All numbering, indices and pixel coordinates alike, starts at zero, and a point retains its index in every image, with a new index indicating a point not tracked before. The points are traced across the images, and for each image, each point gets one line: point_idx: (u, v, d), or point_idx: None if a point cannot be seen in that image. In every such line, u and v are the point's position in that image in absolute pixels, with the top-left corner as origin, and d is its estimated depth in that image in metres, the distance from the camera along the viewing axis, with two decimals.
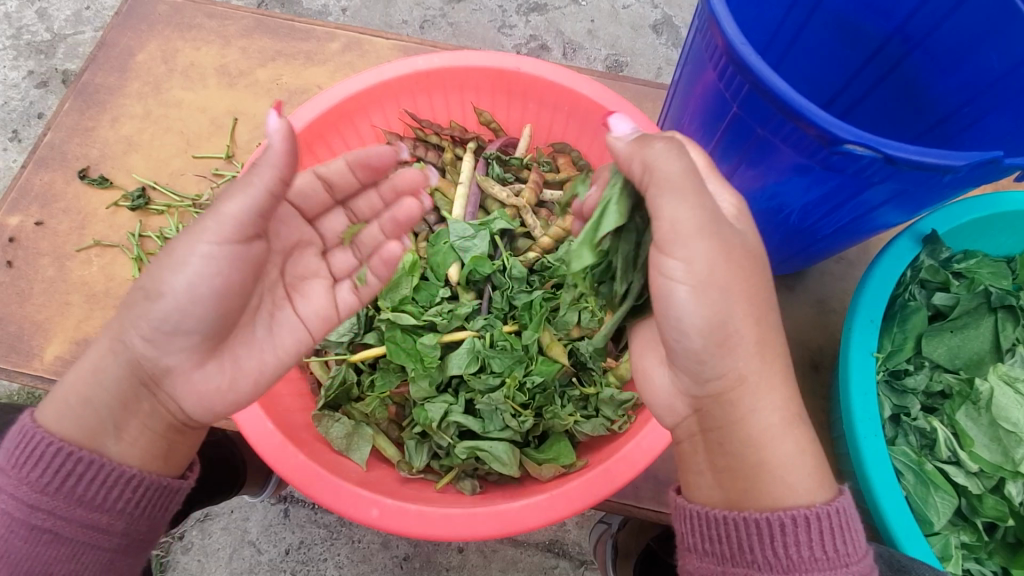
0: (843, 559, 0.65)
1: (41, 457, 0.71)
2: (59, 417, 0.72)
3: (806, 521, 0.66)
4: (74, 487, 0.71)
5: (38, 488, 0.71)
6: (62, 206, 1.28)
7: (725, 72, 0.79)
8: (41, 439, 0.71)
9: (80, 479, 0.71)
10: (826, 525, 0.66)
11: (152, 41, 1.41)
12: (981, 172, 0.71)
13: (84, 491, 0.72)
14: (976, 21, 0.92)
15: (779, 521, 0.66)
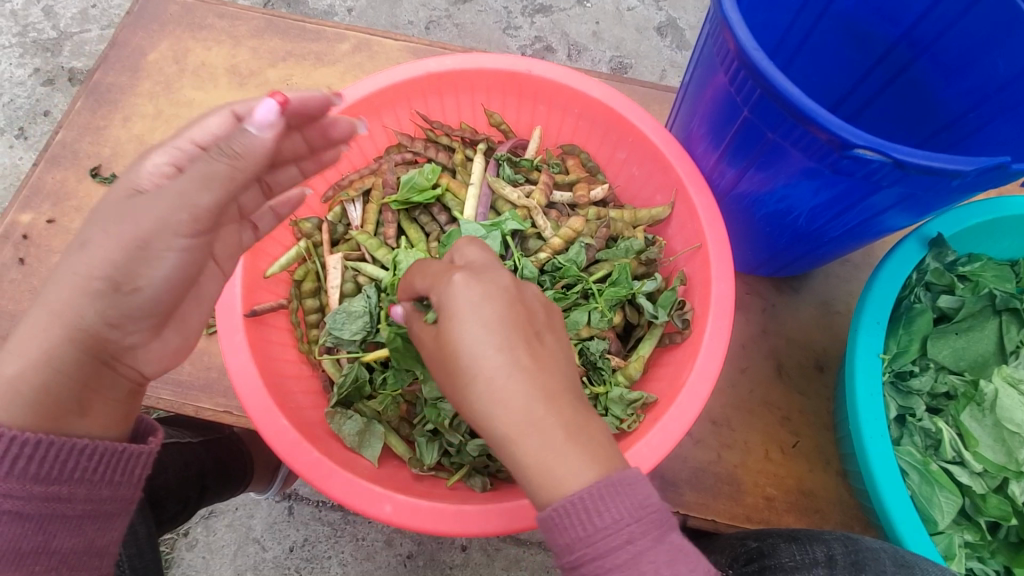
0: (593, 532, 0.57)
1: None
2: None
3: (585, 498, 0.57)
4: (26, 470, 0.65)
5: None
6: (74, 204, 1.29)
7: (737, 76, 0.80)
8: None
9: (31, 459, 0.65)
10: (603, 493, 0.58)
11: (163, 41, 1.42)
12: (989, 176, 0.72)
13: (41, 469, 0.66)
14: (983, 27, 0.93)
15: (573, 504, 0.58)
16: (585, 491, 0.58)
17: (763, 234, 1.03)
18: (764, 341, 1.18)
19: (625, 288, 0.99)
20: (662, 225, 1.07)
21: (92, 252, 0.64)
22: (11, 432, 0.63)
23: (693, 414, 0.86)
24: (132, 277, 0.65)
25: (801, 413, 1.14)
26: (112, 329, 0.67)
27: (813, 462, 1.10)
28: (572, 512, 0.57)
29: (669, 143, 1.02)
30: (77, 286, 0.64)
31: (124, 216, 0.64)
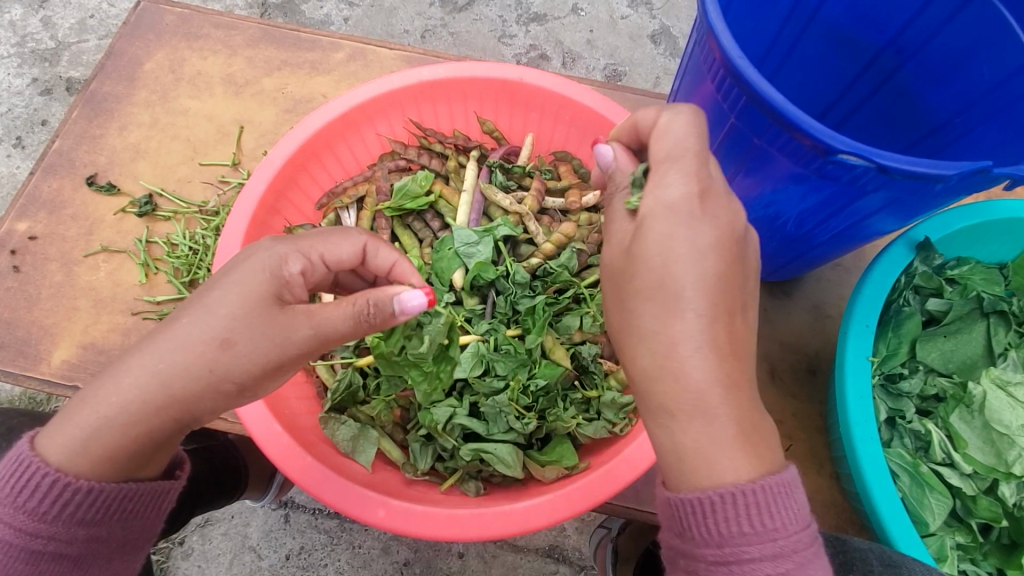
0: (773, 534, 0.60)
1: (37, 487, 0.69)
2: (66, 454, 0.70)
3: (733, 500, 0.60)
4: (71, 513, 0.70)
5: (35, 516, 0.69)
6: (70, 212, 1.30)
7: (723, 84, 0.81)
8: (36, 469, 0.69)
9: (77, 504, 0.70)
10: (755, 502, 0.60)
11: (160, 50, 1.43)
12: (970, 181, 0.73)
13: (82, 512, 0.70)
14: (969, 35, 0.97)
15: (709, 502, 0.61)
16: (754, 493, 0.60)
17: (753, 239, 1.05)
18: (756, 345, 1.19)
19: None
20: None
21: (236, 363, 0.71)
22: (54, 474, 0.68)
23: None
24: (253, 387, 0.75)
25: (794, 416, 1.14)
26: (212, 413, 0.75)
27: (806, 465, 1.11)
28: (748, 516, 0.60)
29: None
30: (208, 386, 0.71)
31: (276, 338, 0.71)
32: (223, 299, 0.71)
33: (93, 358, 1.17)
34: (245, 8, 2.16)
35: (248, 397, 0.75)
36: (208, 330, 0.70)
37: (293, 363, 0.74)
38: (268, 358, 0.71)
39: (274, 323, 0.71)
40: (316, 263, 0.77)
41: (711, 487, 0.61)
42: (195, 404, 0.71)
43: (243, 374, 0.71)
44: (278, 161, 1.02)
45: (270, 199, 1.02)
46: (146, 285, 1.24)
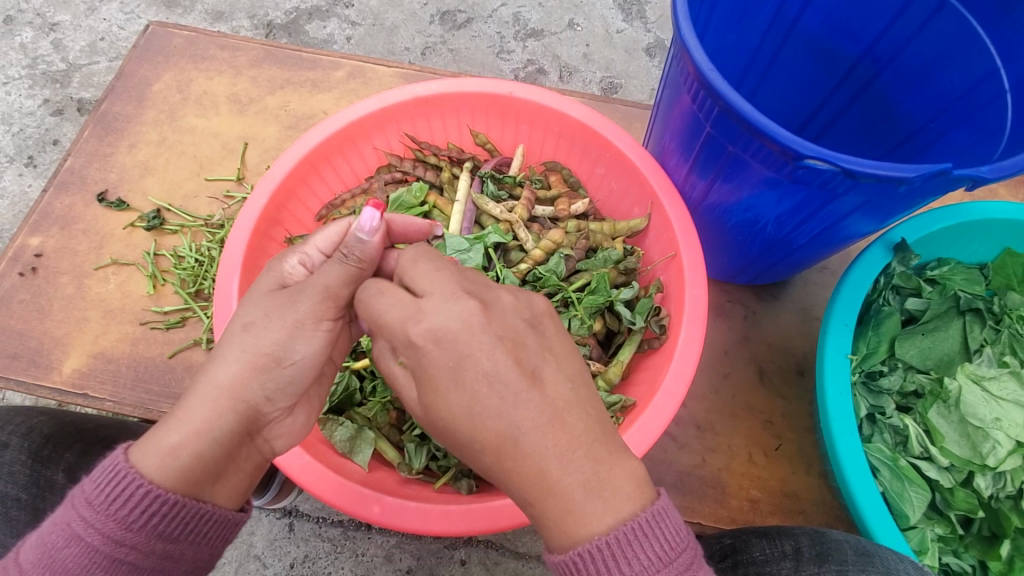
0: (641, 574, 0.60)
1: (130, 497, 0.67)
2: (152, 460, 0.68)
3: (591, 556, 0.60)
4: (155, 525, 0.68)
5: (123, 525, 0.67)
6: (81, 227, 1.35)
7: (698, 96, 0.85)
8: (130, 479, 0.67)
9: (162, 517, 0.68)
10: (628, 543, 0.60)
11: (168, 72, 1.50)
12: (933, 183, 0.77)
13: (166, 528, 0.68)
14: (939, 41, 1.01)
15: (572, 563, 0.61)
16: (608, 545, 0.60)
17: (736, 243, 1.08)
18: (745, 346, 1.22)
19: (603, 296, 1.03)
20: (640, 235, 1.12)
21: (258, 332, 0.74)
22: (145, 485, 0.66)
23: (668, 414, 0.90)
24: (272, 359, 0.73)
25: (783, 416, 1.17)
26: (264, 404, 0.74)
27: (795, 464, 1.13)
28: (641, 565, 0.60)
29: (642, 158, 1.08)
30: (258, 372, 0.73)
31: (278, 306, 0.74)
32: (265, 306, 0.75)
33: (102, 367, 1.22)
34: (251, 29, 2.23)
35: (285, 370, 0.74)
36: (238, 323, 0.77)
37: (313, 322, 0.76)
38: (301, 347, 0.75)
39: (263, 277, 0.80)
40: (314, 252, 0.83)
41: (576, 546, 0.61)
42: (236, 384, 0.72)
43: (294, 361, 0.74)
44: (278, 175, 1.07)
45: (271, 211, 1.07)
46: (155, 296, 1.29)
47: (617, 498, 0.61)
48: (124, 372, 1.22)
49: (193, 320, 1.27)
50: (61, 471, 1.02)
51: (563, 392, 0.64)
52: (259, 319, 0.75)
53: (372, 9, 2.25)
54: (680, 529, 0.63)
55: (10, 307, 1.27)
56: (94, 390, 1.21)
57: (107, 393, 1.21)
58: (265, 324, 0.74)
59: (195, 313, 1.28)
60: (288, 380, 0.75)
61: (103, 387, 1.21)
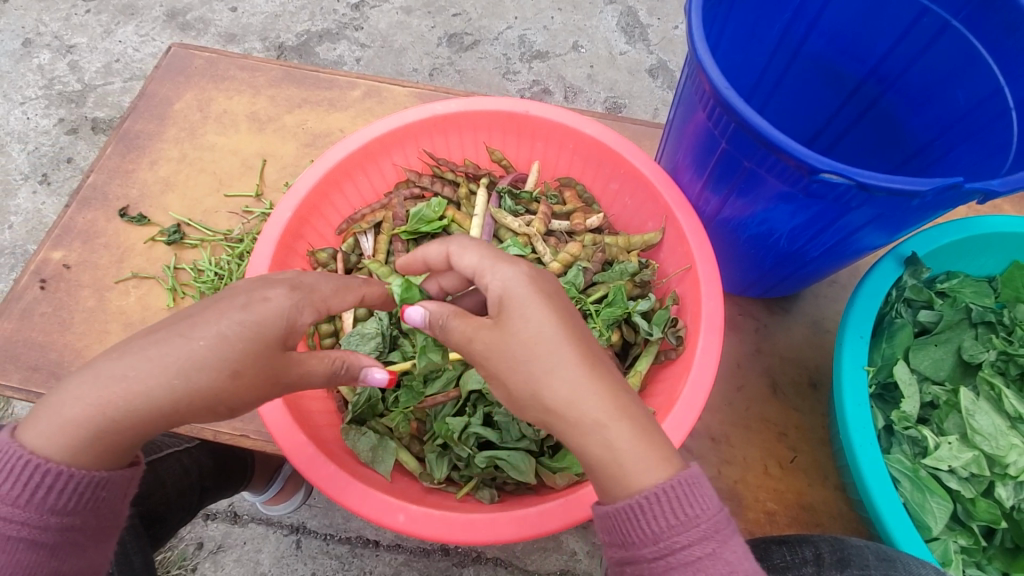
0: (695, 522, 0.65)
1: (8, 472, 0.71)
2: (43, 440, 0.71)
3: (657, 498, 0.65)
4: (46, 501, 0.72)
5: (6, 502, 0.70)
6: (103, 241, 1.37)
7: (714, 113, 0.88)
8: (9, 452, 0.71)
9: (54, 492, 0.72)
10: (684, 495, 0.65)
11: (188, 91, 1.53)
12: (945, 197, 0.79)
13: (56, 501, 0.72)
14: (943, 61, 1.03)
15: (636, 505, 0.66)
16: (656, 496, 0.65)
17: (749, 256, 1.11)
18: (758, 360, 1.23)
19: (620, 308, 1.06)
20: (654, 249, 1.14)
21: (232, 389, 0.73)
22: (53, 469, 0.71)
23: (689, 424, 0.91)
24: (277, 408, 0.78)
25: (797, 429, 1.17)
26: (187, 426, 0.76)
27: (811, 477, 1.13)
28: (648, 519, 0.66)
29: (657, 174, 1.10)
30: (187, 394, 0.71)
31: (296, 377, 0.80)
32: (217, 317, 0.73)
33: None
34: (263, 50, 2.29)
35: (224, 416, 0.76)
36: (243, 402, 0.75)
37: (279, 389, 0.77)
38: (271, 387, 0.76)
39: (309, 365, 0.81)
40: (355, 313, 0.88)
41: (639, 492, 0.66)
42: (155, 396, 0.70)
43: (239, 401, 0.75)
44: (302, 190, 1.10)
45: (294, 225, 1.09)
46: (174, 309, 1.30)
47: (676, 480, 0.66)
48: None
49: None
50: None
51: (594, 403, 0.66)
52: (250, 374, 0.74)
53: (382, 31, 2.31)
54: (711, 497, 0.67)
55: (32, 320, 1.29)
56: None
57: None
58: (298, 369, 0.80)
59: None
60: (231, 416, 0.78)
61: None
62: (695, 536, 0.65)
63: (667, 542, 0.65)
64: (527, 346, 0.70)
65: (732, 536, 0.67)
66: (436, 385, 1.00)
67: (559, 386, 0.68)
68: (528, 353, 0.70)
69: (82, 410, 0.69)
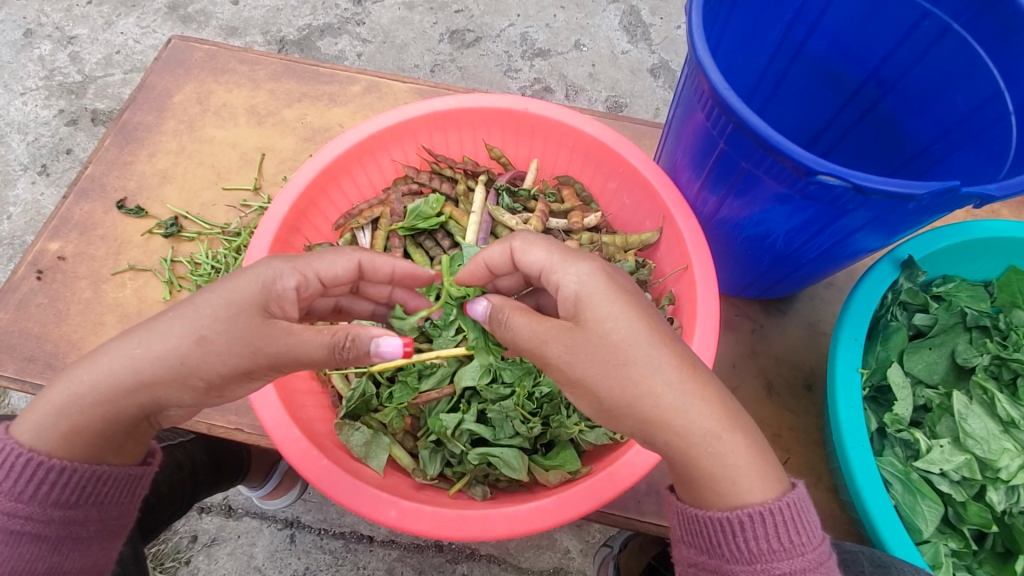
0: (799, 549, 0.69)
1: (12, 467, 0.77)
2: (39, 433, 0.77)
3: (763, 518, 0.69)
4: (47, 494, 0.78)
5: (10, 496, 0.77)
6: (100, 233, 1.37)
7: (712, 113, 0.88)
8: (11, 455, 0.77)
9: (52, 485, 0.78)
10: (791, 517, 0.69)
11: (188, 84, 1.53)
12: (941, 200, 0.79)
13: (58, 495, 0.78)
14: (943, 65, 1.03)
15: (738, 520, 0.69)
16: (760, 516, 0.69)
17: (746, 257, 1.11)
18: (753, 361, 1.23)
19: None
20: (652, 248, 1.15)
21: (208, 358, 0.75)
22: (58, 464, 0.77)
23: None
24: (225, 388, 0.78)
25: (791, 430, 1.17)
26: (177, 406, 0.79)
27: (805, 478, 1.14)
28: (745, 537, 0.70)
29: (656, 174, 1.10)
30: (175, 374, 0.75)
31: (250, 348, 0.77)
32: (210, 299, 0.77)
33: None
34: (264, 44, 2.28)
35: (212, 395, 0.78)
36: (219, 372, 0.76)
37: (262, 367, 0.78)
38: (240, 363, 0.76)
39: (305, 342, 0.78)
40: (311, 280, 0.85)
41: (742, 508, 0.70)
42: (154, 381, 0.75)
43: (213, 371, 0.76)
44: (300, 185, 1.10)
45: (292, 219, 1.09)
46: (170, 302, 1.30)
47: (763, 481, 0.71)
48: None
49: None
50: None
51: None
52: (217, 344, 0.75)
53: (383, 27, 2.30)
54: (813, 526, 0.71)
55: (28, 310, 1.29)
56: None
57: None
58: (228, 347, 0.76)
59: None
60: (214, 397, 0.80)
61: None
62: (796, 562, 0.69)
63: (764, 563, 0.69)
64: (613, 350, 0.73)
65: (829, 566, 0.71)
66: (430, 381, 1.01)
67: (660, 390, 0.71)
68: (616, 357, 0.72)
69: (82, 405, 0.76)
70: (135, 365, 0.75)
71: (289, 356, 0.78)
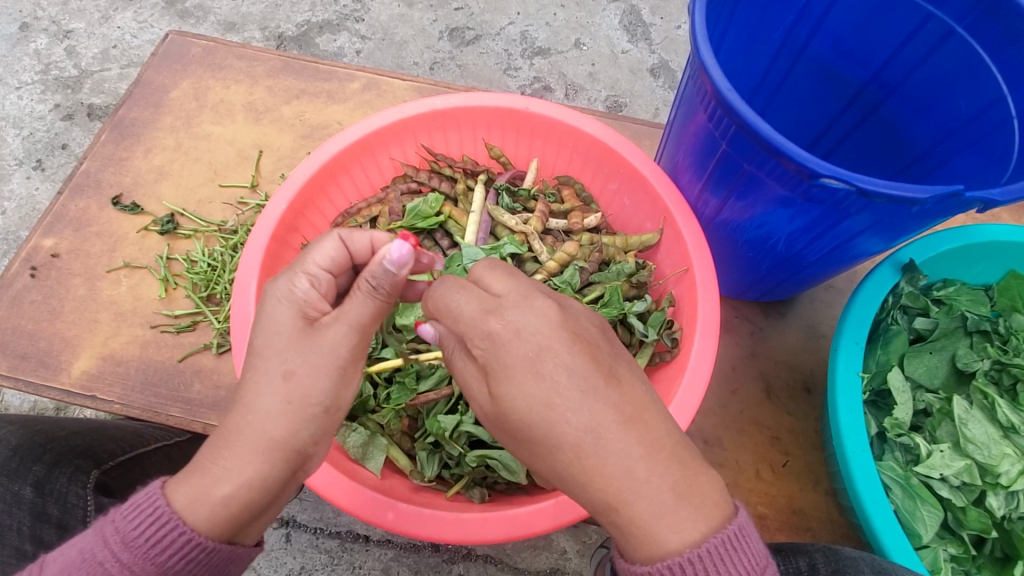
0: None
1: (167, 542, 0.68)
2: (191, 504, 0.69)
3: (683, 569, 0.60)
4: (188, 570, 0.69)
5: (158, 567, 0.68)
6: (95, 229, 1.35)
7: (714, 114, 0.87)
8: (171, 525, 0.68)
9: (195, 563, 0.69)
10: (718, 559, 0.60)
11: (185, 80, 1.52)
12: (944, 204, 0.79)
13: (199, 569, 0.70)
14: (945, 68, 1.03)
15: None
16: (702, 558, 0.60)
17: (746, 259, 1.10)
18: (752, 363, 1.22)
19: (616, 309, 1.05)
20: (652, 250, 1.14)
21: (306, 383, 0.72)
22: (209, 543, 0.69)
23: (682, 426, 0.91)
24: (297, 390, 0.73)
25: (790, 433, 1.17)
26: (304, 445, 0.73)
27: (803, 482, 1.13)
28: None
29: (657, 174, 1.09)
30: (291, 415, 0.72)
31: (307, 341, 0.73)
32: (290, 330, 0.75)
33: (111, 369, 1.22)
34: (262, 40, 2.26)
35: (330, 417, 0.75)
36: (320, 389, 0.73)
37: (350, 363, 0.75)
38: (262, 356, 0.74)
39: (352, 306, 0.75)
40: (317, 273, 0.81)
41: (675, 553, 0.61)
42: (276, 433, 0.71)
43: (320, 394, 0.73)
44: (298, 183, 1.08)
45: (289, 218, 1.08)
46: (166, 300, 1.29)
47: None
48: (133, 375, 1.22)
49: (203, 325, 1.27)
50: (30, 484, 0.98)
51: (596, 411, 0.64)
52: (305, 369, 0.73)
53: (382, 24, 2.29)
54: (757, 554, 0.63)
55: (22, 307, 1.27)
56: (102, 392, 1.21)
57: (114, 395, 1.21)
58: (304, 369, 0.73)
59: (206, 317, 1.28)
60: (320, 428, 0.74)
61: (110, 389, 1.20)
62: None
63: None
64: None
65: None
66: (428, 382, 1.00)
67: None
68: None
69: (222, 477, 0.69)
70: (274, 431, 0.71)
71: (355, 332, 0.75)
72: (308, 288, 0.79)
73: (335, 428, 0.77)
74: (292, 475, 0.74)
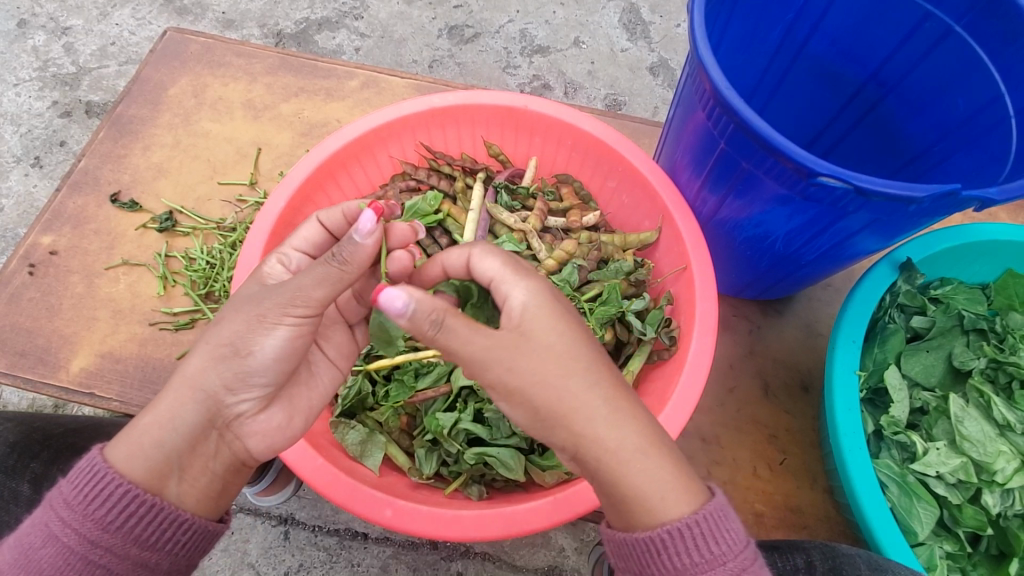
0: (722, 559, 0.66)
1: (108, 495, 0.69)
2: (132, 461, 0.70)
3: (681, 534, 0.66)
4: (131, 528, 0.70)
5: (100, 524, 0.69)
6: (93, 227, 1.35)
7: (713, 113, 0.87)
8: (108, 479, 0.69)
9: (138, 518, 0.70)
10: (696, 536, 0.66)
11: (183, 77, 1.51)
12: (942, 203, 0.79)
13: (142, 532, 0.70)
14: (944, 67, 1.03)
15: (659, 540, 0.66)
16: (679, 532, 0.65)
17: (745, 257, 1.10)
18: (750, 362, 1.23)
19: (615, 307, 1.06)
20: (651, 248, 1.14)
21: (247, 340, 0.74)
22: (153, 499, 0.70)
23: (679, 425, 0.91)
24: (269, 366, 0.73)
25: (787, 431, 1.17)
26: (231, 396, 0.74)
27: (800, 480, 1.14)
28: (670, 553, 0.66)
29: (656, 173, 1.09)
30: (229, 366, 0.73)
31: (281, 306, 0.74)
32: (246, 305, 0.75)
33: (109, 366, 1.22)
34: (261, 37, 2.26)
35: (246, 362, 0.74)
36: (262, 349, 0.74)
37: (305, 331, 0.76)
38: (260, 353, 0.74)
39: (299, 277, 0.74)
40: (292, 255, 0.87)
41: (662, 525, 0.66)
42: (201, 375, 0.73)
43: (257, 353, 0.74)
44: (297, 180, 1.08)
45: (288, 215, 1.08)
46: (164, 297, 1.29)
47: None
48: (131, 372, 1.22)
49: (201, 322, 1.27)
50: (26, 482, 0.98)
51: None
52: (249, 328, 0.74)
53: (381, 21, 2.29)
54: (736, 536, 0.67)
55: (20, 305, 1.27)
56: (100, 389, 1.21)
57: (112, 392, 1.21)
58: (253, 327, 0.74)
59: (205, 314, 1.28)
60: (252, 373, 0.74)
61: (109, 386, 1.21)
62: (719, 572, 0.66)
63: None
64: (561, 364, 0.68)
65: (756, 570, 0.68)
66: (427, 379, 1.01)
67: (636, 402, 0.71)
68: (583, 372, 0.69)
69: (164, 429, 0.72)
70: (196, 372, 0.73)
71: (298, 299, 0.73)
72: (281, 267, 0.85)
73: (268, 381, 0.77)
74: (215, 422, 0.74)
